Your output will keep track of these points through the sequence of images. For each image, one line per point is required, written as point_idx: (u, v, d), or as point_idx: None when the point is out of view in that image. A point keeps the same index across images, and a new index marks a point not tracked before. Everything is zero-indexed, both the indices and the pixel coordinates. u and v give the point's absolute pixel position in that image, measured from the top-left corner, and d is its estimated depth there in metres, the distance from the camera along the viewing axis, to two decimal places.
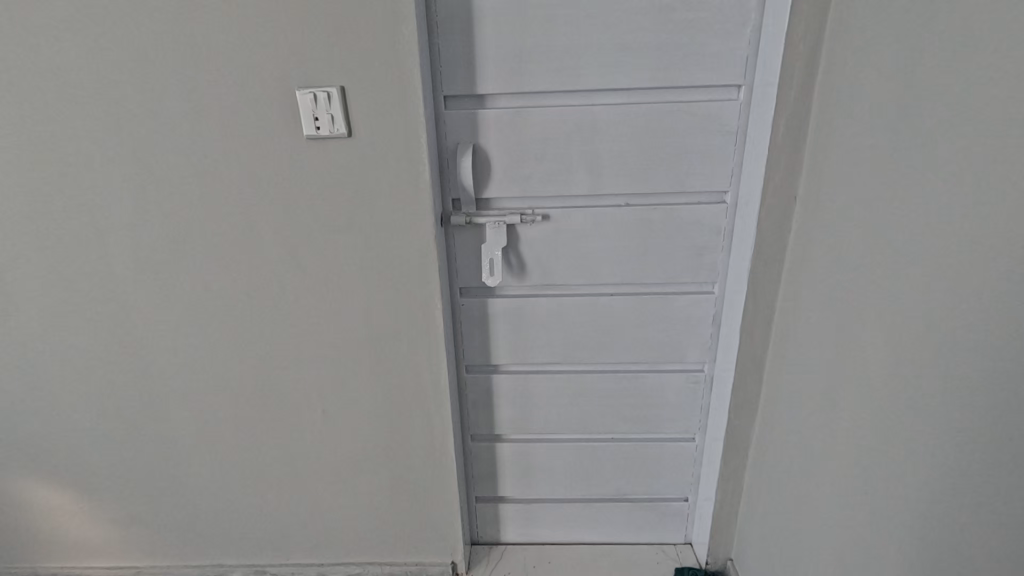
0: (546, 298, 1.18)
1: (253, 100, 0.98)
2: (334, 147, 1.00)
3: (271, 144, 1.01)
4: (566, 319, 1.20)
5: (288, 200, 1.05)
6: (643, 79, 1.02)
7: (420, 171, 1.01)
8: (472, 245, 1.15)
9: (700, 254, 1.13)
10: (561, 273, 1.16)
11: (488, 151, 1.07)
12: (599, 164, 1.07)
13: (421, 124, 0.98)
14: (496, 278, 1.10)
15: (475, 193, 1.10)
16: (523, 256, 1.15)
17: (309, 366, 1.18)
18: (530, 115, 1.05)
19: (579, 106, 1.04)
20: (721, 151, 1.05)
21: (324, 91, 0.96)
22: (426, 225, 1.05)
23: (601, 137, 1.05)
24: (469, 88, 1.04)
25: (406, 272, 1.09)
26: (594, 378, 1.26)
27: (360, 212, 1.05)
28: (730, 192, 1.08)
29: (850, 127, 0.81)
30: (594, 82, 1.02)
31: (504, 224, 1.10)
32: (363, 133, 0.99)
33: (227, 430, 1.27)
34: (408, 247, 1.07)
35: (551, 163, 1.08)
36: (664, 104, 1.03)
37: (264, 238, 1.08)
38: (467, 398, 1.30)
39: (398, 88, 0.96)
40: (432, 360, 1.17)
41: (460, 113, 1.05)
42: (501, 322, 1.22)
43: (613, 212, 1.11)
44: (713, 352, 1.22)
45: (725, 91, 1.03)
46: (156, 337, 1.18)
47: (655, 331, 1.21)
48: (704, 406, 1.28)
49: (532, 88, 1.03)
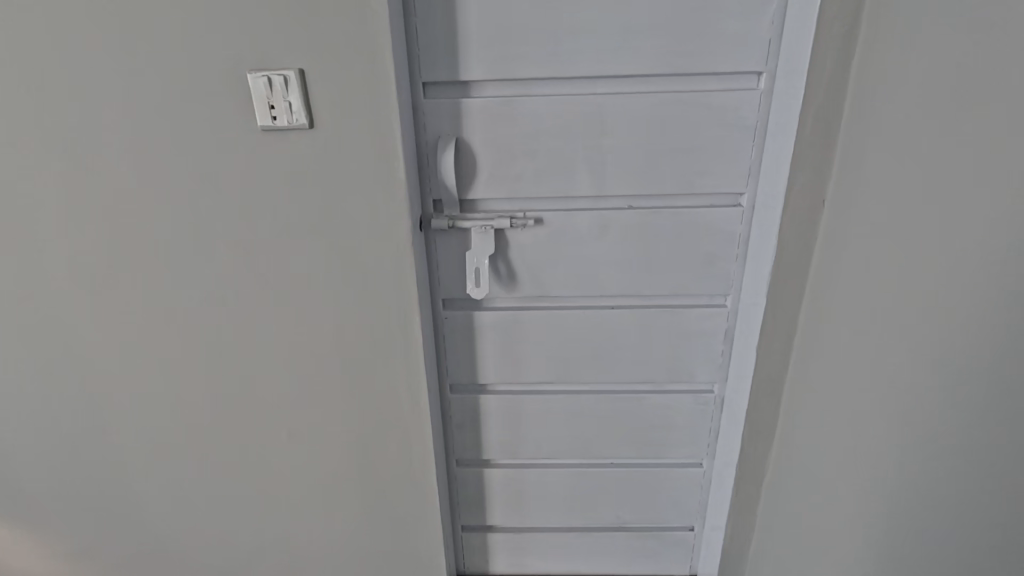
0: (539, 311, 1.06)
1: (198, 87, 0.85)
2: (295, 140, 0.87)
3: (220, 138, 0.88)
4: (561, 334, 1.08)
5: (242, 202, 0.92)
6: (648, 66, 0.89)
7: (394, 168, 0.88)
8: (456, 252, 1.02)
9: (712, 263, 1.01)
10: (556, 283, 1.04)
11: (473, 146, 0.95)
12: (598, 161, 0.95)
13: (394, 114, 0.85)
14: (481, 290, 0.98)
15: (458, 193, 0.97)
16: (513, 264, 1.02)
17: (273, 387, 1.05)
18: (520, 106, 0.92)
19: (574, 95, 0.91)
20: (737, 148, 0.92)
21: (280, 74, 0.83)
22: (402, 230, 0.92)
23: (601, 131, 0.93)
24: (450, 74, 0.91)
25: (380, 282, 0.96)
26: (591, 399, 1.14)
27: (327, 215, 0.92)
28: (746, 194, 0.95)
29: (894, 120, 0.69)
30: (592, 67, 0.90)
31: (491, 229, 0.97)
32: (327, 124, 0.86)
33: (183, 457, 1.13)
34: (382, 256, 0.94)
35: (545, 161, 0.95)
36: (673, 94, 0.90)
37: (217, 245, 0.95)
38: (451, 421, 1.17)
39: (366, 72, 0.83)
40: (411, 381, 1.04)
41: (440, 103, 0.92)
42: (489, 339, 1.09)
43: (613, 216, 0.98)
44: (725, 371, 1.09)
45: (743, 79, 0.90)
46: (99, 354, 1.05)
47: (660, 349, 1.08)
48: (713, 429, 1.16)
49: (522, 75, 0.90)
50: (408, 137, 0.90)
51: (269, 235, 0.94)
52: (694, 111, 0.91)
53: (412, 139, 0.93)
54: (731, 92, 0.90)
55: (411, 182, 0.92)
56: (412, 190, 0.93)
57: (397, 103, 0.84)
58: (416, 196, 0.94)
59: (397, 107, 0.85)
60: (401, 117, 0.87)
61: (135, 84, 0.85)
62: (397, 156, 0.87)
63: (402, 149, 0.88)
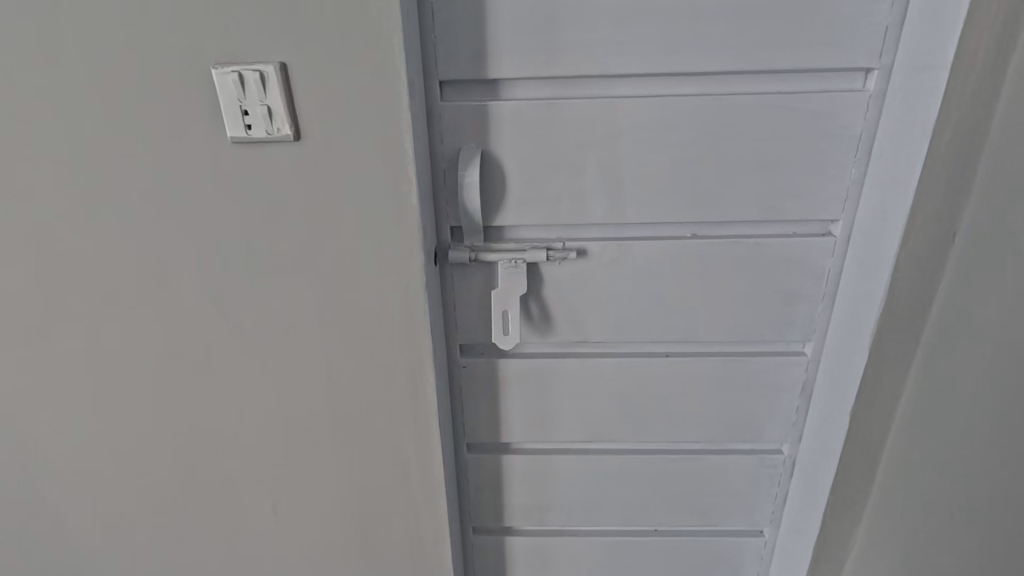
0: (578, 360, 0.88)
1: (147, 85, 0.64)
2: (274, 155, 0.67)
3: (180, 153, 0.67)
4: (604, 386, 0.89)
5: (211, 234, 0.71)
6: (729, 61, 0.70)
7: (402, 189, 0.68)
8: (478, 290, 0.83)
9: (792, 304, 0.82)
10: (600, 326, 0.85)
11: (502, 161, 0.76)
12: (657, 179, 0.76)
13: (403, 120, 0.65)
14: (510, 339, 0.79)
15: (482, 219, 0.78)
16: (548, 304, 0.84)
17: (250, 456, 0.85)
18: (563, 112, 0.73)
19: (630, 98, 0.73)
20: (836, 164, 0.74)
21: (256, 70, 0.62)
22: (413, 268, 0.72)
23: (662, 143, 0.74)
24: (475, 70, 0.72)
25: (384, 331, 0.76)
26: (637, 461, 0.95)
27: (319, 251, 0.72)
28: (841, 221, 0.77)
29: None
30: (656, 62, 0.71)
31: (523, 264, 0.78)
32: (317, 134, 0.66)
33: (136, 540, 0.91)
34: (388, 301, 0.74)
35: (590, 179, 0.76)
36: (759, 96, 0.71)
37: (180, 287, 0.74)
38: (468, 484, 0.98)
39: (368, 65, 0.62)
40: (421, 450, 0.84)
41: (460, 107, 0.74)
42: (514, 392, 0.91)
43: (671, 248, 0.80)
44: (799, 430, 0.91)
45: (847, 78, 0.71)
46: (28, 419, 0.83)
47: (723, 403, 0.90)
48: (779, 495, 0.97)
49: (566, 72, 0.71)
50: (421, 151, 0.70)
51: (246, 275, 0.74)
52: (785, 119, 0.72)
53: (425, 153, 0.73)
54: (834, 95, 0.71)
55: (425, 207, 0.73)
56: (426, 218, 0.73)
57: (409, 108, 0.65)
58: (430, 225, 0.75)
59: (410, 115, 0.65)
60: (414, 126, 0.67)
61: (62, 82, 0.64)
62: (408, 177, 0.67)
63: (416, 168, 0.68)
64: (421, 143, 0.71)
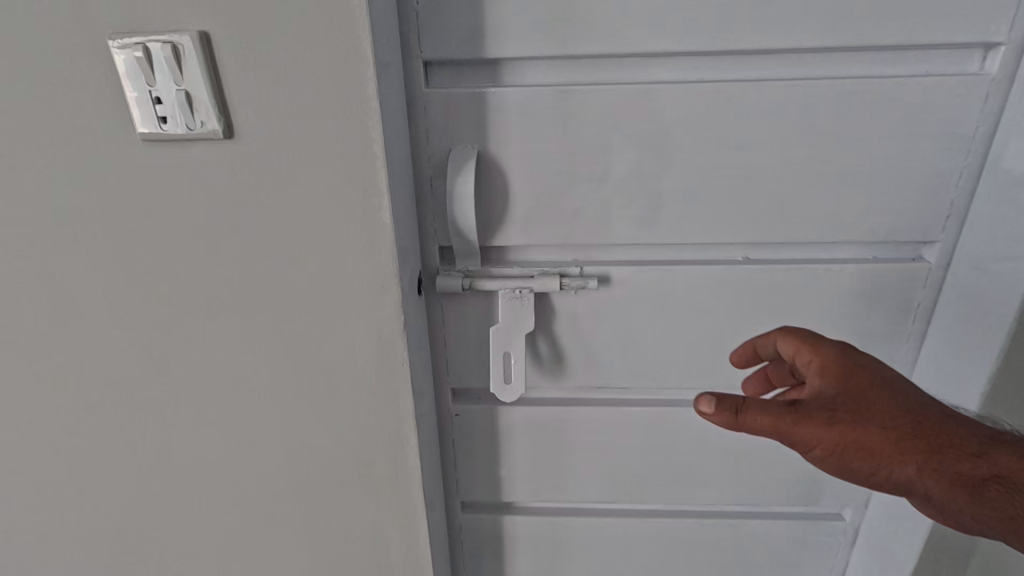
0: (598, 409, 0.72)
1: (23, 63, 0.47)
2: (200, 159, 0.50)
3: (76, 155, 0.50)
4: (629, 440, 0.73)
5: (127, 261, 0.55)
6: (808, 35, 0.53)
7: (372, 205, 0.50)
8: (474, 325, 0.67)
9: (868, 347, 0.66)
10: (624, 369, 0.69)
11: (504, 165, 0.60)
12: (702, 189, 0.60)
13: (371, 110, 0.47)
14: (514, 389, 0.64)
15: (479, 238, 0.62)
16: (560, 342, 0.68)
17: (192, 530, 0.68)
18: (584, 103, 0.57)
19: (672, 84, 0.56)
20: (938, 172, 0.57)
21: (164, 42, 0.44)
22: (388, 307, 0.55)
23: (712, 142, 0.57)
24: (470, 47, 0.55)
25: (353, 385, 0.59)
26: (666, 526, 0.79)
27: (265, 285, 0.55)
28: (939, 245, 0.60)
29: None
30: (710, 37, 0.54)
31: (530, 295, 0.62)
32: (254, 131, 0.48)
33: None
34: (357, 349, 0.57)
35: (615, 188, 0.60)
36: (844, 84, 0.54)
37: (91, 327, 0.58)
38: (463, 548, 0.83)
39: (322, 34, 0.45)
40: (403, 524, 0.68)
41: (451, 96, 0.57)
42: (517, 443, 0.75)
43: (718, 275, 0.63)
44: (864, 493, 0.75)
45: (959, 60, 0.54)
46: None
47: (770, 461, 0.74)
48: (834, 566, 0.81)
49: (590, 50, 0.55)
50: (398, 155, 0.53)
51: (175, 314, 0.57)
52: (875, 111, 0.55)
53: (404, 155, 0.55)
54: (942, 81, 0.54)
55: (404, 227, 0.56)
56: (404, 241, 0.56)
57: (380, 96, 0.47)
58: (411, 248, 0.58)
59: (381, 105, 0.48)
60: (388, 120, 0.50)
61: None
62: (379, 191, 0.50)
63: (390, 176, 0.50)
64: (398, 144, 0.53)
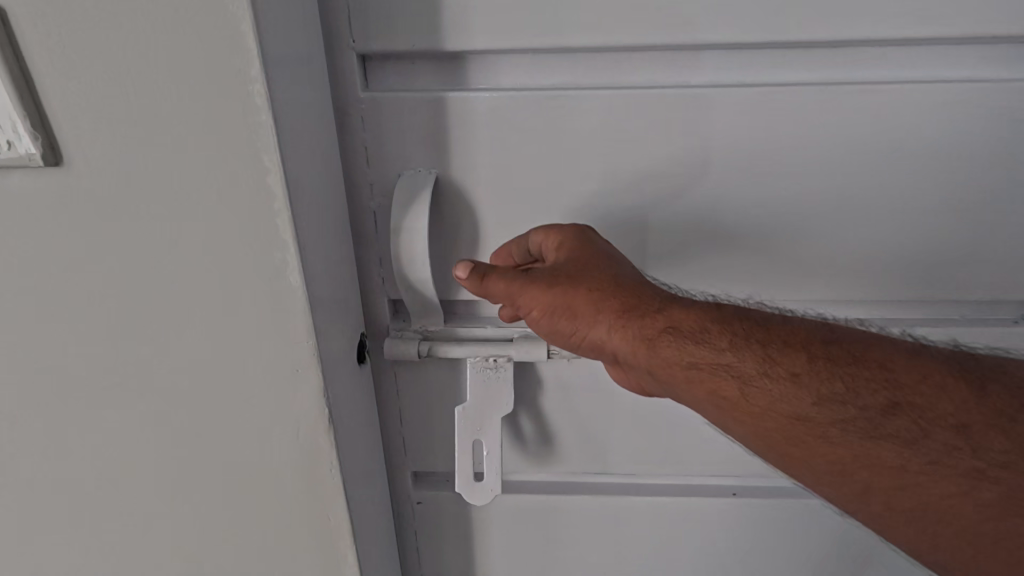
0: (598, 499, 0.57)
1: None
2: (28, 196, 0.34)
3: None
4: (637, 535, 0.59)
5: None
6: (891, 22, 0.38)
7: (278, 264, 0.35)
8: (435, 395, 0.52)
9: None
10: (626, 455, 0.55)
11: (474, 193, 0.45)
12: (731, 227, 0.45)
13: (263, 131, 0.31)
14: (487, 490, 0.49)
15: (439, 292, 0.48)
16: (547, 420, 0.53)
17: None
18: (577, 113, 0.42)
19: (698, 88, 0.41)
20: None
21: None
22: (310, 400, 0.40)
23: (748, 166, 0.43)
24: (424, 35, 0.40)
25: (271, 496, 0.44)
26: None
27: (139, 369, 0.40)
28: None
29: None
30: (755, 23, 0.38)
31: (507, 367, 0.48)
32: (99, 159, 0.33)
33: None
34: (272, 451, 0.42)
35: (616, 226, 0.46)
36: (937, 90, 0.40)
37: None
38: None
39: (180, 15, 0.29)
40: None
41: (398, 102, 0.42)
42: (492, 538, 0.60)
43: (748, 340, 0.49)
44: None
45: None
46: None
47: (812, 559, 0.59)
48: None
49: (587, 40, 0.40)
50: (320, 188, 0.38)
51: (24, 404, 0.42)
52: (977, 129, 0.41)
53: (332, 186, 0.40)
54: None
55: (335, 285, 0.41)
56: (335, 304, 0.41)
57: (278, 106, 0.32)
58: (347, 310, 0.43)
59: (283, 119, 0.32)
60: (299, 140, 0.34)
61: None
62: (286, 242, 0.34)
63: (303, 221, 0.35)
64: (321, 172, 0.38)
